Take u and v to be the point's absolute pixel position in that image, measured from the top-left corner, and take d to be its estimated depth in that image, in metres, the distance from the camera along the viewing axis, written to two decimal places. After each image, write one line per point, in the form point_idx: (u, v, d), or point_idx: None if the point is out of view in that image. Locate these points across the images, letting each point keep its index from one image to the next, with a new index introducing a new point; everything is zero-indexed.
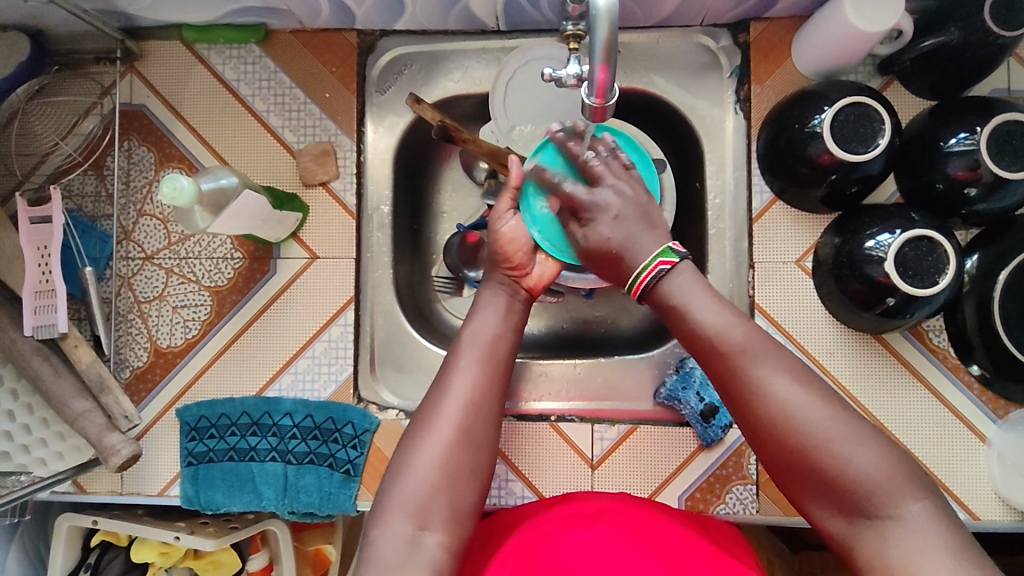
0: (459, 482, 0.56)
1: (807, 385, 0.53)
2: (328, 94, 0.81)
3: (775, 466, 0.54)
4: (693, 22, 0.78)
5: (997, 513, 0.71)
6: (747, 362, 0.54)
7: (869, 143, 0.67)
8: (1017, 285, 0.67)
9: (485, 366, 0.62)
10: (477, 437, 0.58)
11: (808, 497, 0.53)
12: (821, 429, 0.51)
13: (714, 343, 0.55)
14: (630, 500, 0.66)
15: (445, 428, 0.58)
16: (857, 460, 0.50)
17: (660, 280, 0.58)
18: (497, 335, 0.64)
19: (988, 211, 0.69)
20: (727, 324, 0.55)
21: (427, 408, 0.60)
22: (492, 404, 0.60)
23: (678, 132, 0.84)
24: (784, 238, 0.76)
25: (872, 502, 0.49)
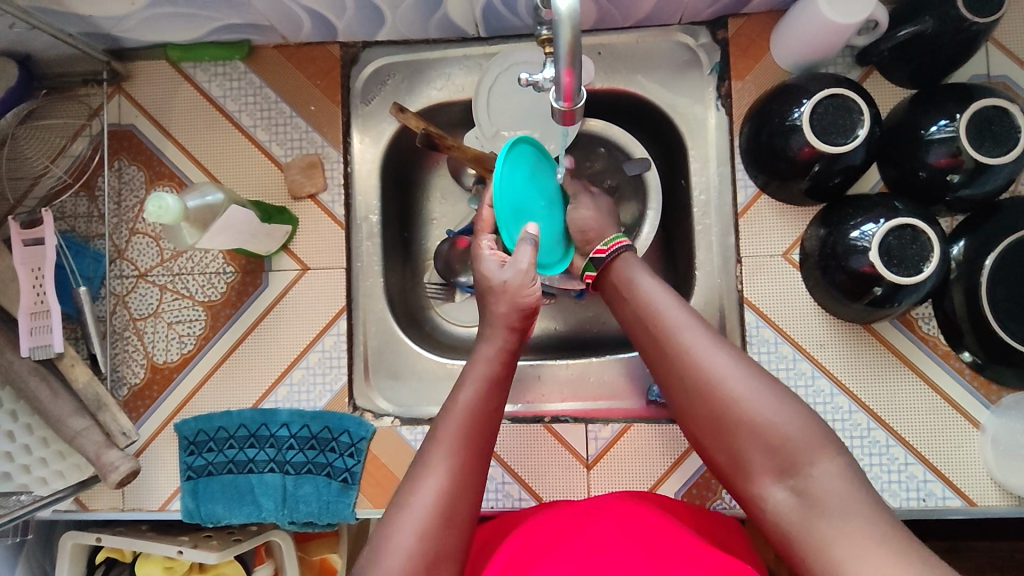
0: (440, 566, 0.51)
1: (729, 348, 0.55)
2: (313, 107, 0.82)
3: (699, 429, 0.55)
4: (671, 21, 0.79)
5: (994, 499, 0.71)
6: (678, 328, 0.57)
7: (849, 134, 0.67)
8: (1003, 270, 0.68)
9: (469, 443, 0.56)
10: (457, 520, 0.53)
11: (732, 462, 0.53)
12: (743, 389, 0.53)
13: (653, 317, 0.59)
14: (631, 501, 0.66)
15: (422, 501, 0.53)
16: (774, 416, 0.51)
17: (624, 255, 0.66)
18: (488, 406, 0.58)
19: (972, 197, 0.70)
20: (667, 302, 0.59)
21: (409, 481, 0.54)
22: (476, 483, 0.55)
23: (661, 130, 0.84)
24: (771, 231, 0.76)
25: (790, 456, 0.50)
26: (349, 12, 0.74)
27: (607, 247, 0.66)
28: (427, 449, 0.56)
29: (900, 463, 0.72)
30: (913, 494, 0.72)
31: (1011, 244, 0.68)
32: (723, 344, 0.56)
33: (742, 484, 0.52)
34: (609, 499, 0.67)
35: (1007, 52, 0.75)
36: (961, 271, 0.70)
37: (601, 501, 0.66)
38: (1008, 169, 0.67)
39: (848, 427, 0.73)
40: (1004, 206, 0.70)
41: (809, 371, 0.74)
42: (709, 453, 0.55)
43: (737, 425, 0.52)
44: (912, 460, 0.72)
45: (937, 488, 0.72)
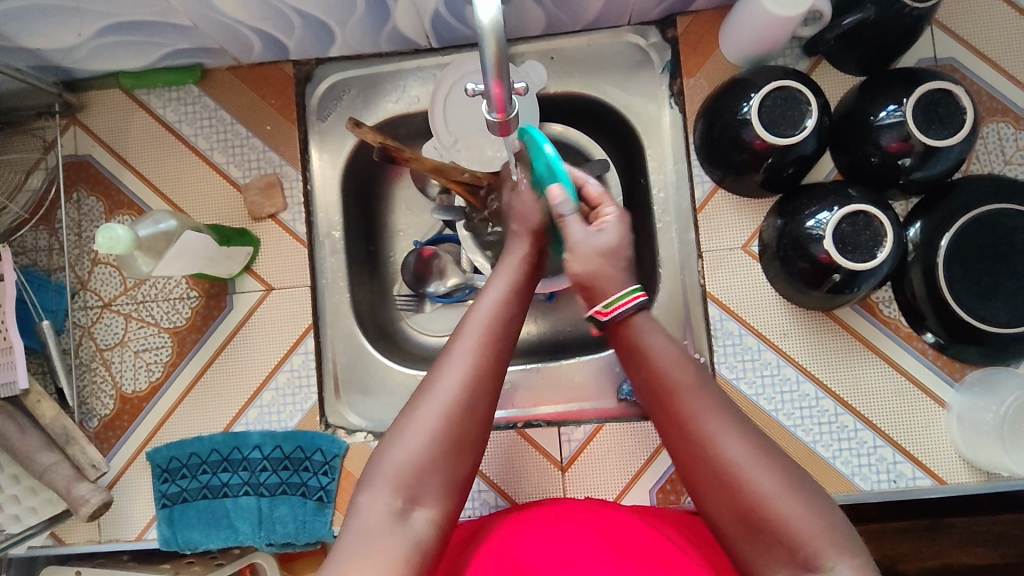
0: (457, 455, 0.53)
1: (751, 437, 0.52)
2: (270, 127, 0.82)
3: (717, 514, 0.51)
4: (620, 22, 0.79)
5: (964, 477, 0.72)
6: (700, 414, 0.53)
7: (798, 126, 0.68)
8: (959, 250, 0.68)
9: (496, 337, 0.57)
10: (482, 406, 0.54)
11: (746, 555, 0.50)
12: (766, 484, 0.49)
13: (670, 396, 0.54)
14: (605, 508, 0.65)
15: (448, 389, 0.54)
16: (799, 519, 0.48)
17: (634, 315, 0.57)
18: (513, 308, 0.60)
19: (924, 179, 0.70)
20: (686, 376, 0.55)
21: (437, 365, 0.55)
22: (499, 382, 0.56)
23: (619, 131, 0.84)
24: (729, 225, 0.76)
25: (814, 560, 0.47)
26: (298, 30, 0.74)
27: (610, 309, 0.57)
28: (457, 337, 0.57)
29: (869, 447, 0.73)
30: (884, 477, 0.72)
31: (964, 225, 0.69)
32: (746, 432, 0.52)
33: (756, 573, 0.49)
34: (583, 505, 0.66)
35: (951, 34, 0.76)
36: (918, 255, 0.71)
37: (573, 505, 0.66)
38: (957, 150, 0.68)
39: (817, 414, 0.74)
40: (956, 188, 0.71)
41: (774, 361, 0.75)
42: (714, 529, 0.52)
43: (760, 523, 0.49)
44: (881, 443, 0.73)
45: (907, 470, 0.72)
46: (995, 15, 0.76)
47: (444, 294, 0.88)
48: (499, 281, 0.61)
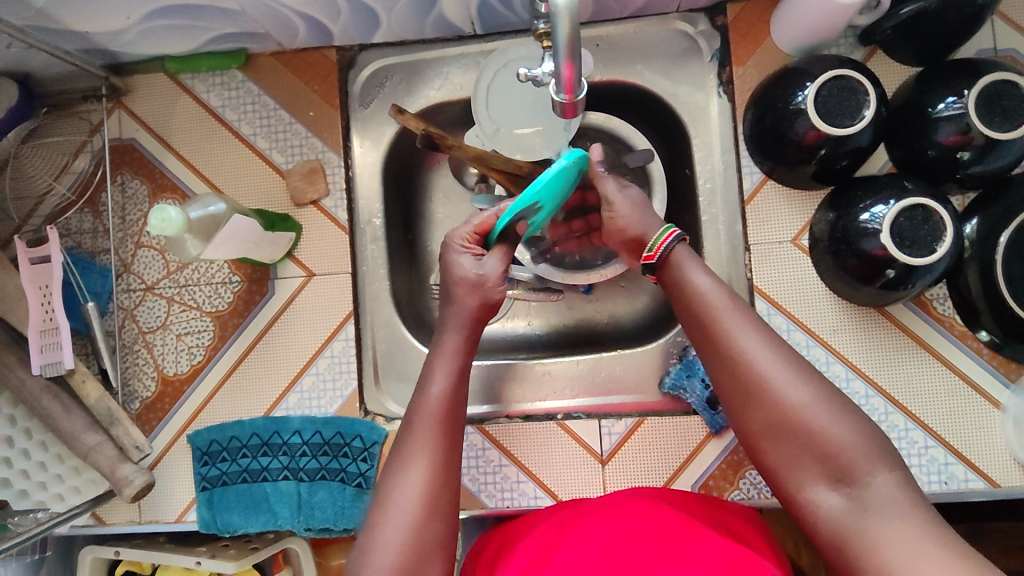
0: (426, 555, 0.54)
1: (786, 356, 0.56)
2: (312, 113, 0.81)
3: (754, 430, 0.55)
4: (669, 8, 0.77)
5: (1018, 480, 0.70)
6: (735, 332, 0.57)
7: (853, 117, 0.67)
8: (1018, 247, 0.67)
9: (447, 423, 0.61)
10: (449, 490, 0.58)
11: (779, 461, 0.54)
12: (797, 396, 0.54)
13: (712, 320, 0.59)
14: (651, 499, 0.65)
15: (407, 496, 0.56)
16: (828, 423, 0.52)
17: (675, 247, 0.64)
18: (457, 398, 0.63)
19: (982, 173, 0.68)
20: (719, 293, 0.60)
21: (393, 473, 0.58)
22: (451, 479, 0.59)
23: (664, 121, 0.82)
24: (779, 218, 0.75)
25: (845, 467, 0.51)
26: (344, 15, 0.74)
27: (655, 250, 0.64)
28: (408, 439, 0.60)
29: (920, 447, 0.71)
30: (934, 478, 0.70)
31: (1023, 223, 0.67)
32: (778, 351, 0.56)
33: (790, 486, 0.54)
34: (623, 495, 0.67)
35: (1013, 24, 0.73)
36: (976, 251, 0.69)
37: (615, 497, 0.67)
38: (1020, 144, 0.66)
39: (865, 412, 0.72)
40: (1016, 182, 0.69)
41: (823, 357, 0.73)
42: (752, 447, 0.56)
43: (795, 433, 0.53)
44: (932, 443, 0.71)
45: (959, 471, 0.70)
46: None
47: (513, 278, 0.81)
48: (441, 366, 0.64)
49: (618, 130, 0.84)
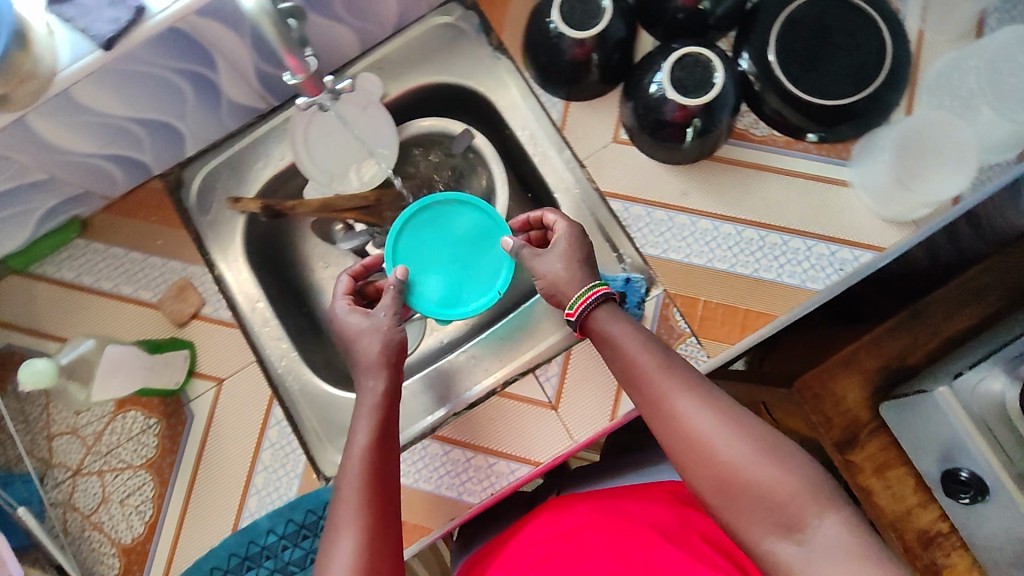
0: None
1: (719, 409, 0.57)
2: (161, 241, 0.85)
3: (703, 485, 0.56)
4: (422, 10, 0.85)
5: (896, 235, 0.76)
6: (668, 391, 0.59)
7: (598, 16, 0.75)
8: (784, 54, 0.76)
9: (376, 478, 0.60)
10: (384, 561, 0.57)
11: (722, 509, 0.56)
12: (735, 452, 0.55)
13: (644, 375, 0.61)
14: (601, 507, 0.70)
15: (339, 573, 0.55)
16: (771, 474, 0.54)
17: (599, 307, 0.64)
18: (381, 452, 0.62)
19: (726, 13, 0.79)
20: (638, 344, 0.62)
21: (324, 552, 0.57)
22: (386, 542, 0.58)
23: (469, 104, 0.89)
24: (594, 129, 0.82)
25: (794, 518, 0.53)
26: (147, 142, 0.79)
27: (576, 308, 0.65)
28: (335, 514, 0.58)
29: (805, 251, 0.77)
30: (831, 270, 0.77)
31: (779, 36, 0.76)
32: (712, 406, 0.58)
33: (739, 532, 0.55)
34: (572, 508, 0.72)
35: None
36: (761, 75, 0.77)
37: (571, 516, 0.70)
38: None
39: (745, 248, 0.78)
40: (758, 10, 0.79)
41: (688, 221, 0.79)
42: (698, 496, 0.57)
43: (739, 485, 0.55)
44: (813, 243, 0.77)
45: (846, 254, 0.77)
46: None
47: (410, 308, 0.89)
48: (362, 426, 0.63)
49: (434, 128, 0.88)
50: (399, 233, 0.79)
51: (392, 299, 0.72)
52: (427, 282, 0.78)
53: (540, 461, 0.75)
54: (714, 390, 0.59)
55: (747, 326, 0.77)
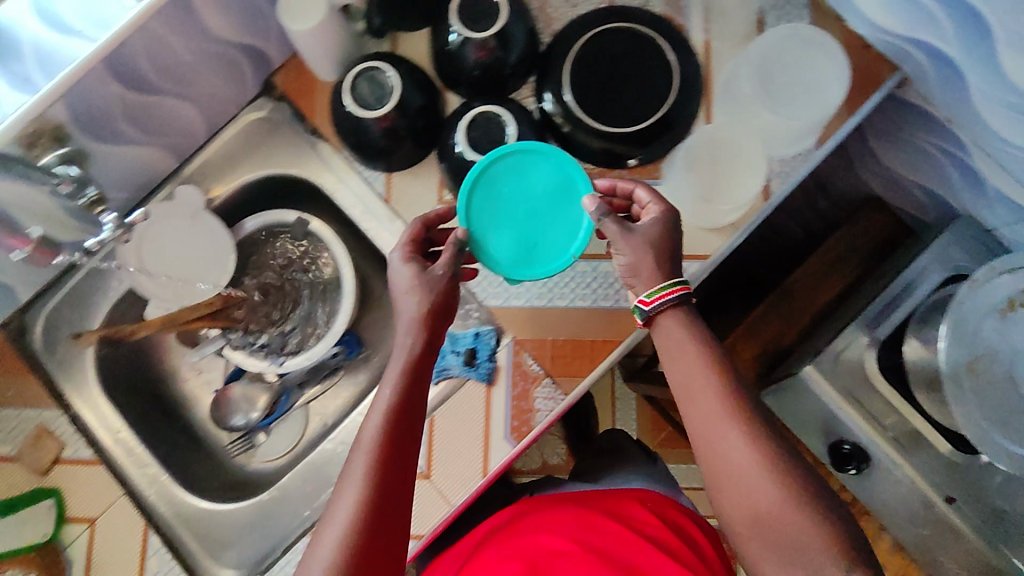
0: None
1: (764, 443, 0.60)
2: (12, 392, 0.83)
3: (733, 510, 0.60)
4: (232, 111, 0.85)
5: (717, 241, 0.80)
6: (716, 415, 0.61)
7: (387, 90, 0.76)
8: (577, 90, 0.79)
9: (384, 451, 0.58)
10: (371, 553, 0.55)
11: (747, 535, 0.59)
12: (766, 490, 0.58)
13: (698, 381, 0.63)
14: (585, 512, 0.80)
15: (323, 558, 0.54)
16: (799, 520, 0.57)
17: (672, 304, 0.64)
18: (403, 412, 0.61)
19: (518, 61, 0.81)
20: (695, 361, 0.63)
21: (332, 510, 0.57)
22: (382, 521, 0.56)
23: (303, 190, 0.88)
24: (419, 194, 0.82)
25: (811, 563, 0.56)
26: None
27: (653, 299, 0.64)
28: (352, 466, 0.58)
29: None
30: None
31: (570, 73, 0.79)
32: (758, 440, 0.60)
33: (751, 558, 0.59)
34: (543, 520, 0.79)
35: None
36: (568, 116, 0.79)
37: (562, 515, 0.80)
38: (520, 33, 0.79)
39: (581, 281, 0.80)
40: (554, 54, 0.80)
41: None
42: (725, 517, 0.61)
43: (773, 521, 0.57)
44: None
45: None
46: None
47: (285, 398, 0.91)
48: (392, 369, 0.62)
49: (268, 220, 0.86)
50: (471, 193, 0.70)
51: (452, 256, 0.66)
52: (501, 233, 0.71)
53: (422, 532, 0.76)
54: (765, 426, 0.61)
55: (598, 356, 0.79)
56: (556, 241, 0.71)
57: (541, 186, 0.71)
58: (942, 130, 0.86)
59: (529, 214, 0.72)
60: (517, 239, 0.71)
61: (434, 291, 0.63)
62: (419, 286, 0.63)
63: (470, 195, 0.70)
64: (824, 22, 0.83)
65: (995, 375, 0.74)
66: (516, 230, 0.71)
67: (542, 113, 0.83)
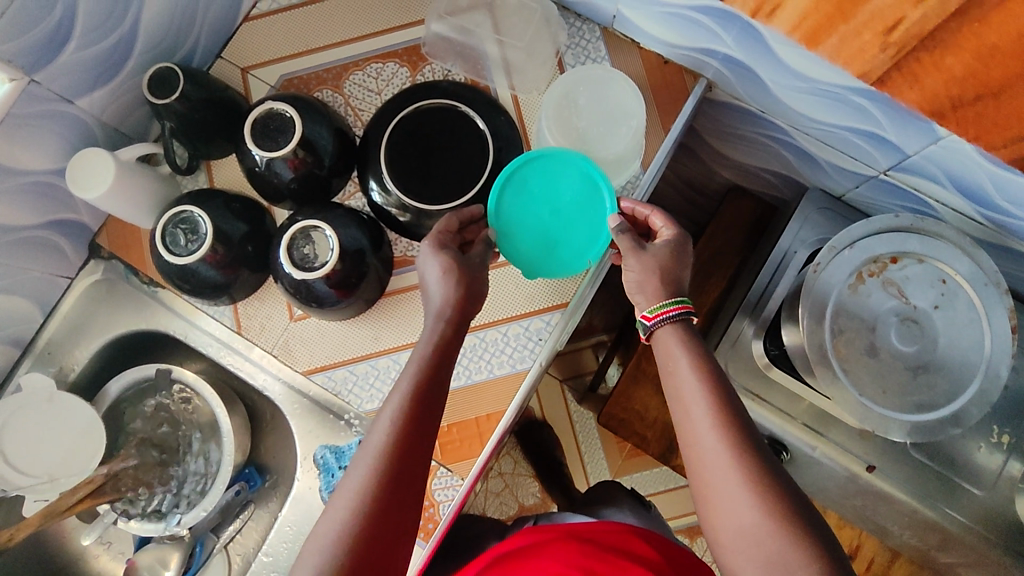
0: (362, 556, 0.57)
1: (753, 459, 0.60)
2: None
3: (721, 524, 0.59)
4: (63, 283, 0.83)
5: (573, 287, 0.80)
6: (704, 425, 0.62)
7: (199, 232, 0.74)
8: (399, 177, 0.77)
9: (414, 417, 0.63)
10: (391, 505, 0.60)
11: (720, 530, 0.60)
12: (750, 502, 0.58)
13: (688, 394, 0.64)
14: (602, 547, 0.74)
15: (348, 497, 0.60)
16: (783, 535, 0.56)
17: (674, 321, 0.68)
18: (430, 390, 0.66)
19: (334, 162, 0.79)
20: (692, 376, 0.64)
21: (355, 463, 0.62)
22: (405, 479, 0.61)
23: (159, 340, 0.87)
24: (269, 316, 0.81)
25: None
26: None
27: (654, 316, 0.68)
28: (381, 419, 0.64)
29: (503, 338, 0.80)
30: (532, 343, 0.79)
31: (388, 162, 0.77)
32: (745, 457, 0.60)
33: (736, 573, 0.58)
34: (555, 548, 0.74)
35: (264, 65, 0.85)
36: (406, 207, 0.77)
37: (579, 537, 0.75)
38: (326, 135, 0.77)
39: None
40: (369, 146, 0.79)
41: (391, 360, 0.80)
42: (713, 534, 0.61)
43: (757, 533, 0.57)
44: (507, 327, 0.80)
45: (539, 323, 0.80)
46: (275, 25, 0.85)
47: (201, 546, 0.87)
48: (409, 370, 0.67)
49: (130, 378, 0.85)
50: (500, 195, 0.76)
51: (484, 248, 0.75)
52: (524, 235, 0.78)
53: None
54: (753, 448, 0.61)
55: (484, 432, 0.78)
56: (571, 257, 0.78)
57: (567, 188, 0.77)
58: (759, 119, 0.88)
59: (552, 215, 0.78)
60: (538, 239, 0.78)
61: (464, 282, 0.70)
62: (449, 276, 0.70)
63: (502, 188, 0.77)
64: (618, 47, 0.84)
65: (859, 351, 0.76)
66: (555, 209, 0.78)
67: (373, 204, 0.79)
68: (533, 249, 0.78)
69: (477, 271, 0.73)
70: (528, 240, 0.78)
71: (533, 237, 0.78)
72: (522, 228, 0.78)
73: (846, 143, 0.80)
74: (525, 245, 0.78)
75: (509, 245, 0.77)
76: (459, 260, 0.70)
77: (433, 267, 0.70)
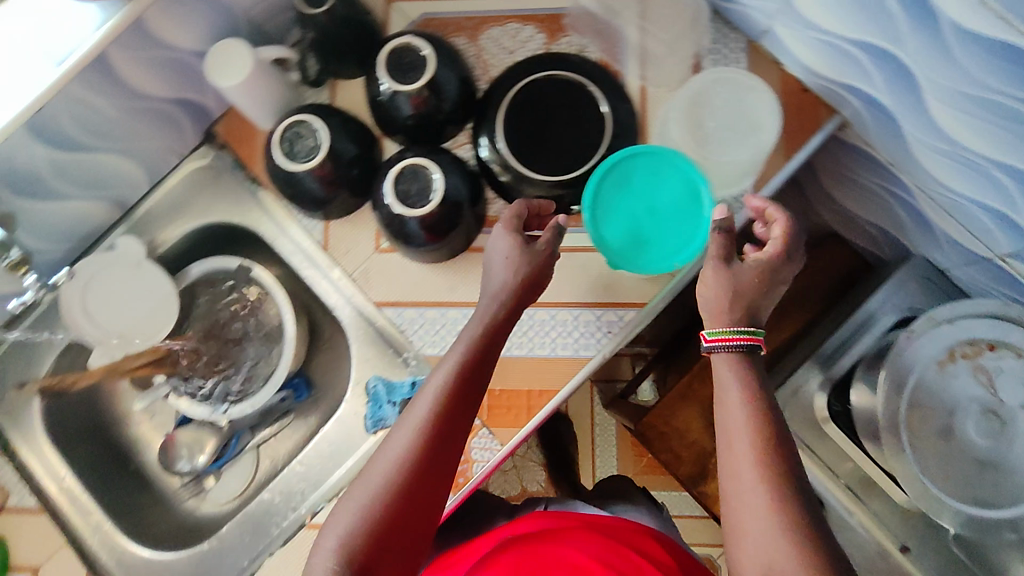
0: (392, 526, 0.59)
1: (806, 504, 0.58)
2: None
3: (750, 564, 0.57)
4: (173, 160, 0.86)
5: (653, 290, 0.79)
6: (743, 461, 0.60)
7: (314, 146, 0.76)
8: (512, 139, 0.77)
9: (454, 395, 0.64)
10: (423, 475, 0.61)
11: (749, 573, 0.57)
12: (782, 547, 0.55)
13: (734, 425, 0.62)
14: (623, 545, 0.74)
15: (382, 466, 0.61)
16: None
17: (734, 351, 0.65)
18: (473, 369, 0.66)
19: (454, 109, 0.79)
20: (739, 412, 0.63)
21: (395, 433, 0.64)
22: (439, 455, 0.62)
23: (244, 235, 0.90)
24: (355, 241, 0.83)
25: None
26: None
27: (716, 340, 0.65)
28: (423, 393, 0.65)
29: (572, 321, 0.80)
30: (600, 333, 0.79)
31: (505, 121, 0.77)
32: (799, 499, 0.58)
33: None
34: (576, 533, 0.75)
35: None
36: (510, 168, 0.77)
37: (603, 533, 0.76)
38: (454, 81, 0.77)
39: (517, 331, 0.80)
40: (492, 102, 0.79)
41: (460, 314, 0.80)
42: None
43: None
44: (578, 312, 0.80)
45: (612, 316, 0.79)
46: None
47: (235, 440, 0.91)
48: (458, 346, 0.67)
49: (212, 266, 0.89)
50: (600, 183, 0.75)
51: (550, 238, 0.71)
52: (616, 229, 0.76)
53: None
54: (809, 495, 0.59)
55: (533, 406, 0.78)
56: (660, 257, 0.76)
57: (668, 189, 0.76)
58: (884, 172, 0.85)
59: (646, 215, 0.76)
60: (629, 234, 0.76)
61: (525, 266, 0.69)
62: (512, 259, 0.69)
63: (604, 179, 0.75)
64: (760, 64, 0.82)
65: None
66: (650, 208, 0.76)
67: (480, 159, 0.80)
68: (622, 244, 0.76)
69: (539, 252, 0.70)
70: (618, 233, 0.76)
71: (624, 231, 0.76)
72: (615, 221, 0.76)
73: (970, 217, 0.77)
74: (615, 238, 0.76)
75: (599, 235, 0.75)
76: (523, 246, 0.70)
77: (500, 247, 0.70)
